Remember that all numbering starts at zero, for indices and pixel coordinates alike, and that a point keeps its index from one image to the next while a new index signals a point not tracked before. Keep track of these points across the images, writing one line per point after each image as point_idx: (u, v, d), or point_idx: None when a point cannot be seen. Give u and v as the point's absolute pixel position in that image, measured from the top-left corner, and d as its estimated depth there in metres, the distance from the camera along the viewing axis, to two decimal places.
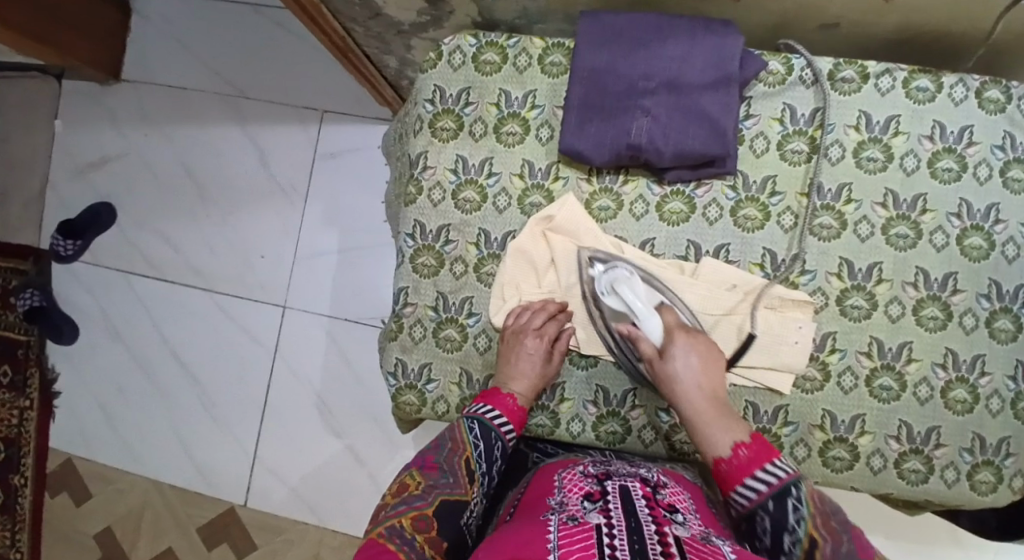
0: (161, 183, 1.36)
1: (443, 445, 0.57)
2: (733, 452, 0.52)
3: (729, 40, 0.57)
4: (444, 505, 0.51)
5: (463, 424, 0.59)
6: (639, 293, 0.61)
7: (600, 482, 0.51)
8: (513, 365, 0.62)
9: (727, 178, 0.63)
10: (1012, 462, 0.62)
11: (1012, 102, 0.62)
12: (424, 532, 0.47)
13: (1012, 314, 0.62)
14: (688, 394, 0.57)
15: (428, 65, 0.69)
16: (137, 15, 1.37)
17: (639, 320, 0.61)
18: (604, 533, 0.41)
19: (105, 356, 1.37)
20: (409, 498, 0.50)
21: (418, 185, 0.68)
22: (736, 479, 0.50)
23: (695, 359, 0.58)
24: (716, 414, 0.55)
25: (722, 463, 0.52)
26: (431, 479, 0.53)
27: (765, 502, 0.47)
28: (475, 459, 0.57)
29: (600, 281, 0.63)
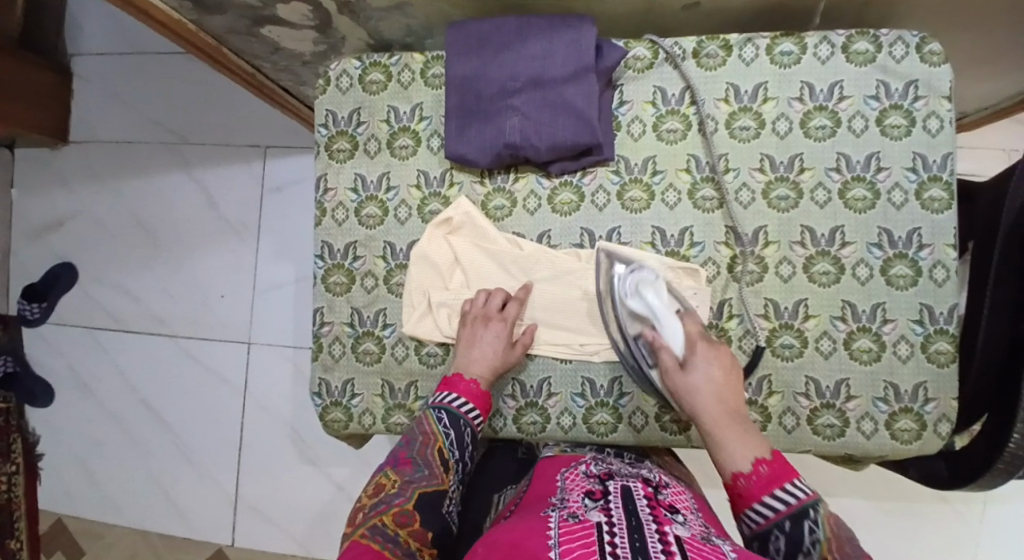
0: (116, 236, 1.39)
1: (414, 440, 0.59)
2: (754, 467, 0.50)
3: (584, 33, 0.60)
4: (422, 498, 0.54)
5: (432, 415, 0.60)
6: (663, 300, 0.60)
7: (601, 483, 0.51)
8: (475, 350, 0.62)
9: (609, 164, 0.65)
10: (933, 408, 0.63)
11: (883, 51, 0.63)
12: (407, 526, 0.51)
13: (908, 259, 0.63)
14: (708, 405, 0.55)
15: (319, 92, 0.71)
16: (76, 78, 1.40)
17: (660, 326, 0.60)
18: (604, 531, 0.40)
19: (81, 412, 1.40)
20: (388, 497, 0.53)
21: (322, 207, 0.71)
22: (756, 494, 0.49)
23: (717, 370, 0.57)
24: (736, 425, 0.54)
25: (742, 479, 0.50)
26: (406, 475, 0.55)
27: (782, 522, 0.47)
28: (447, 448, 0.58)
29: (624, 283, 0.62)
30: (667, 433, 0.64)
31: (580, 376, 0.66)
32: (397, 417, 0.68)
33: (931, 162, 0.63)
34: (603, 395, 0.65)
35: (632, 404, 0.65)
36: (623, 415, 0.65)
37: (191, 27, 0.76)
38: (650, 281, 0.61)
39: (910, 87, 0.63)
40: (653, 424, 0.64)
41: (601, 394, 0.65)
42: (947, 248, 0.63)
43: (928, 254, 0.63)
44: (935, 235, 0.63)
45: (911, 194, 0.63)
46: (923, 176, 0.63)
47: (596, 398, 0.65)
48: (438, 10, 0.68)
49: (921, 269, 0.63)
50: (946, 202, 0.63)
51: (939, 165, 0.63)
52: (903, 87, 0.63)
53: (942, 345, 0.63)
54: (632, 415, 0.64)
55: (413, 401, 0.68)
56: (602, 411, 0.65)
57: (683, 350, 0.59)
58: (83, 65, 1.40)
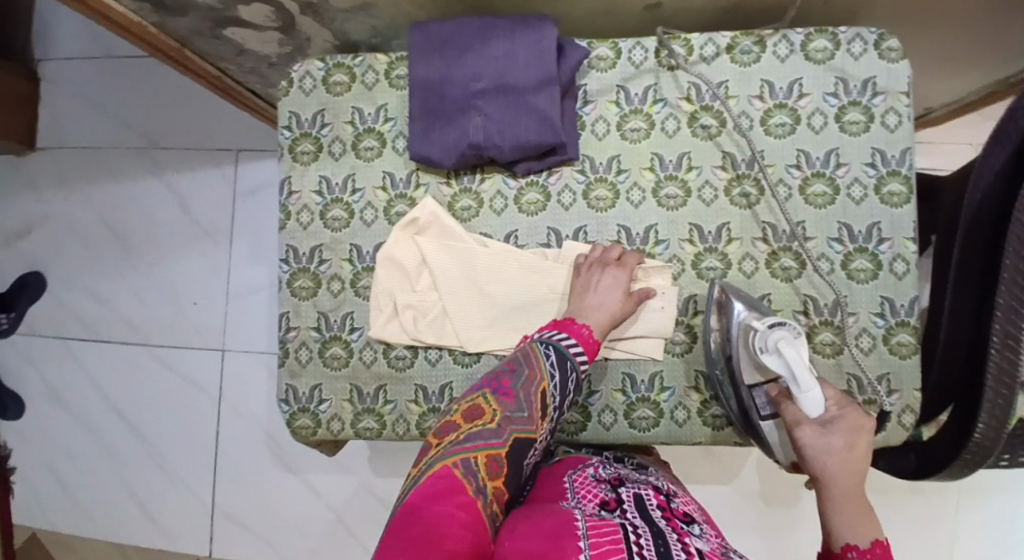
0: (86, 243, 1.37)
1: (520, 371, 0.55)
2: (871, 546, 0.47)
3: (545, 33, 0.60)
4: (514, 442, 0.51)
5: (540, 349, 0.56)
6: (803, 360, 0.55)
7: (613, 490, 0.53)
8: (591, 295, 0.60)
9: (574, 164, 0.65)
10: (896, 399, 0.64)
11: (841, 48, 0.64)
12: (495, 476, 0.48)
13: (868, 253, 0.64)
14: (836, 471, 0.54)
15: (283, 94, 0.71)
16: (43, 82, 1.38)
17: (797, 388, 0.55)
18: (629, 531, 0.42)
19: (53, 424, 1.37)
20: (482, 431, 0.51)
21: (287, 210, 0.70)
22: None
23: (853, 441, 0.55)
24: (858, 500, 0.52)
25: (852, 552, 0.48)
26: (508, 410, 0.52)
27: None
28: (551, 393, 0.55)
29: (761, 336, 0.57)
30: (636, 430, 0.64)
31: None
32: (365, 422, 0.68)
33: (890, 157, 0.64)
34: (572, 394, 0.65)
35: (601, 402, 0.65)
36: (592, 413, 0.65)
37: (153, 29, 0.75)
38: (795, 341, 0.56)
39: (868, 84, 0.64)
40: (622, 422, 0.64)
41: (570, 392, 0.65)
42: (906, 241, 0.64)
43: (888, 248, 0.64)
44: (894, 229, 0.64)
45: (870, 189, 0.64)
46: (882, 171, 0.64)
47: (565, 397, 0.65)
48: (402, 11, 0.68)
49: (881, 262, 0.64)
50: (904, 196, 0.64)
51: (898, 160, 0.64)
52: (861, 84, 0.64)
53: (903, 336, 0.63)
54: (601, 413, 0.65)
55: (382, 404, 0.67)
56: (571, 410, 0.65)
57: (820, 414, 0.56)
58: (51, 69, 1.37)
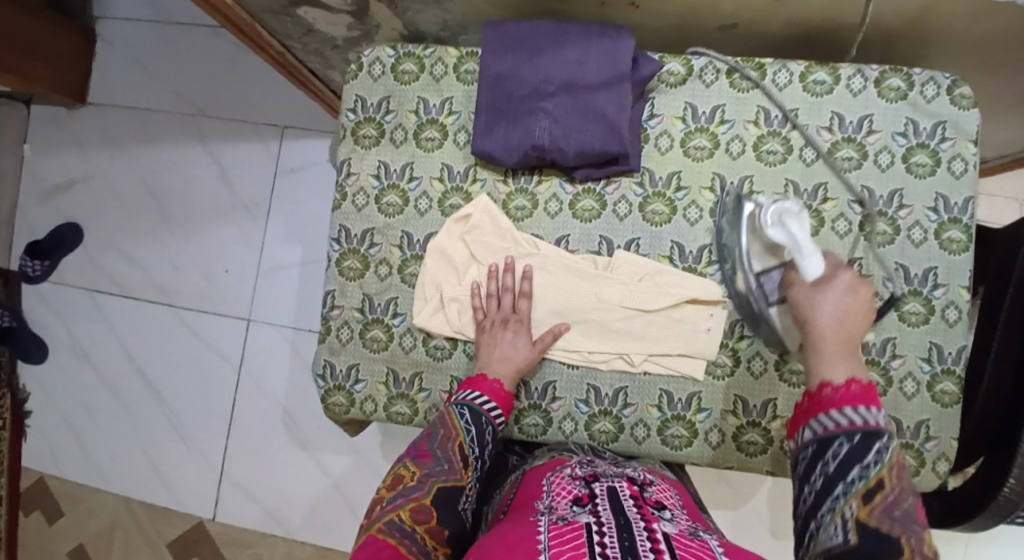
0: (127, 202, 1.39)
1: (435, 432, 0.55)
2: (846, 383, 0.46)
3: (621, 44, 0.60)
4: (441, 493, 0.50)
5: (454, 411, 0.57)
6: (806, 231, 0.55)
7: (588, 485, 0.50)
8: (496, 353, 0.62)
9: (633, 175, 0.65)
10: (933, 446, 0.63)
11: (914, 89, 0.64)
12: (424, 523, 0.47)
13: (921, 297, 0.63)
14: (825, 322, 0.51)
15: (350, 76, 0.71)
16: (101, 40, 1.40)
17: (799, 257, 0.54)
18: (593, 531, 0.40)
19: (76, 374, 1.39)
20: (405, 491, 0.49)
21: (343, 191, 0.71)
22: (838, 404, 0.45)
23: (852, 297, 0.52)
24: (846, 350, 0.49)
25: (826, 389, 0.47)
26: (426, 468, 0.51)
27: (851, 433, 0.43)
28: (469, 444, 0.55)
29: (766, 214, 0.58)
30: (667, 448, 0.64)
31: (586, 383, 0.65)
32: (398, 407, 0.68)
33: (952, 204, 0.63)
34: (606, 404, 0.65)
35: (635, 415, 0.65)
36: (625, 425, 0.65)
37: (227, 1, 0.76)
38: (799, 213, 0.56)
39: (938, 127, 0.64)
40: (654, 438, 0.64)
41: (604, 402, 0.65)
42: (960, 289, 0.63)
43: (942, 294, 0.63)
44: (950, 276, 0.63)
45: (930, 233, 0.63)
46: (943, 217, 0.63)
47: (600, 406, 0.65)
48: (476, 7, 0.68)
49: (934, 307, 0.63)
50: (963, 244, 0.63)
51: (960, 208, 0.63)
52: (931, 127, 0.64)
53: (947, 385, 0.63)
54: (634, 427, 0.65)
55: (417, 392, 0.68)
56: (604, 420, 0.65)
57: (819, 277, 0.54)
58: (109, 28, 1.40)
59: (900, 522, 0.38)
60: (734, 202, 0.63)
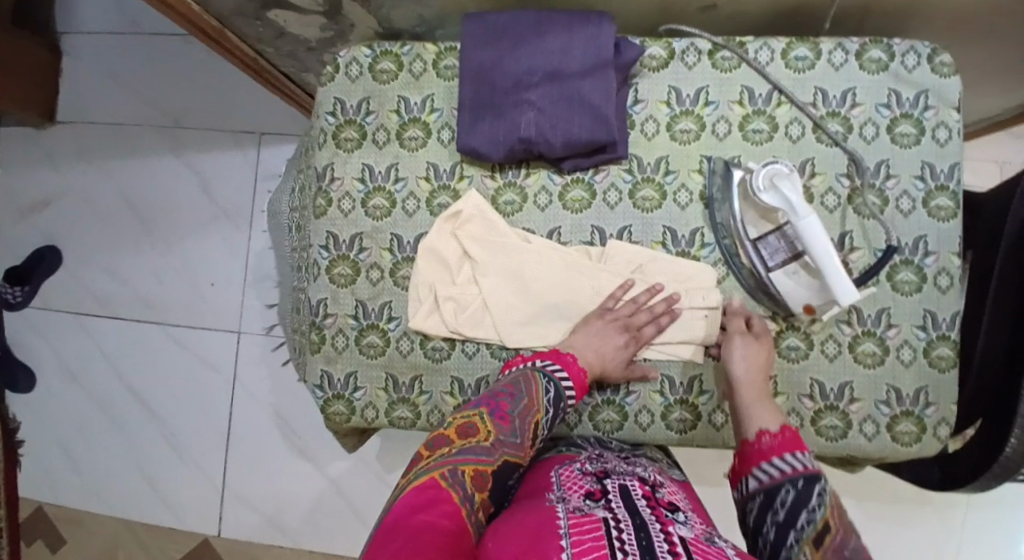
0: (106, 220, 1.36)
1: (520, 396, 0.53)
2: (781, 429, 0.52)
3: (603, 31, 0.60)
4: (504, 466, 0.49)
5: (541, 380, 0.56)
6: (801, 193, 0.55)
7: (600, 482, 0.51)
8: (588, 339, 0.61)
9: (621, 163, 0.65)
10: (932, 411, 0.64)
11: (895, 60, 0.64)
12: (482, 492, 0.46)
13: (913, 266, 0.64)
14: (745, 376, 0.57)
15: (327, 79, 0.70)
16: (66, 56, 1.37)
17: (796, 218, 0.54)
18: (610, 526, 0.40)
19: (66, 399, 1.36)
20: (475, 448, 0.48)
21: (328, 197, 0.69)
22: (777, 450, 0.50)
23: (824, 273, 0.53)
24: (763, 395, 0.56)
25: (767, 436, 0.52)
26: (501, 434, 0.50)
27: (795, 479, 0.47)
28: (543, 423, 0.54)
29: (756, 177, 0.57)
30: (672, 432, 0.64)
31: None
32: (400, 411, 0.68)
33: (938, 171, 0.64)
34: (609, 393, 0.65)
35: (638, 402, 0.65)
36: (629, 413, 0.65)
37: (196, 8, 0.74)
38: (790, 176, 0.56)
39: (921, 96, 0.64)
40: (659, 424, 0.64)
41: (607, 392, 0.65)
42: (951, 256, 0.64)
43: (933, 261, 0.64)
44: (940, 243, 0.64)
45: (918, 202, 0.64)
46: (930, 186, 0.64)
47: (603, 396, 0.65)
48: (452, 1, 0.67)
49: (925, 275, 0.64)
50: (951, 211, 0.63)
51: (947, 175, 0.64)
52: (913, 97, 0.64)
53: (943, 350, 0.64)
54: (638, 414, 0.64)
55: (417, 395, 0.67)
56: (608, 410, 0.65)
57: (815, 231, 0.53)
58: (74, 43, 1.36)
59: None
60: (722, 165, 0.63)
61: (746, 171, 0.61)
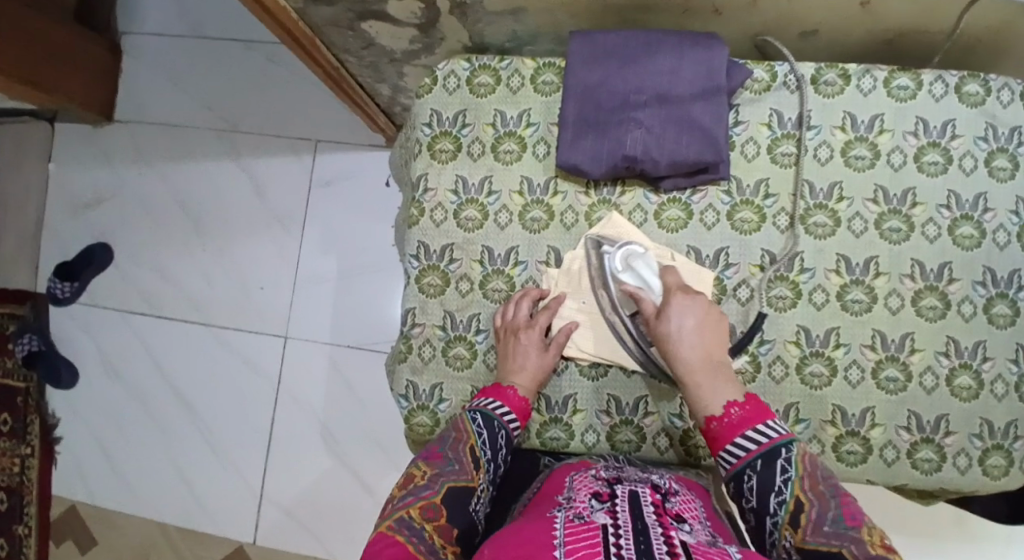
0: (156, 219, 1.37)
1: (448, 435, 0.58)
2: (727, 410, 0.54)
3: (715, 52, 0.59)
4: (451, 493, 0.52)
5: (466, 416, 0.59)
6: (653, 271, 0.62)
7: (610, 486, 0.51)
8: (512, 359, 0.63)
9: (721, 184, 0.65)
10: (1021, 444, 0.63)
11: (992, 95, 0.64)
12: (433, 522, 0.49)
13: (1008, 299, 0.63)
14: (680, 356, 0.57)
15: (424, 91, 0.71)
16: (126, 57, 1.38)
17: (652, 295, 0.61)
18: (609, 532, 0.40)
19: (106, 398, 1.36)
20: (415, 489, 0.52)
21: (420, 207, 0.70)
22: (728, 435, 0.53)
23: (691, 319, 0.58)
24: (709, 368, 0.56)
25: (714, 423, 0.54)
26: (437, 468, 0.54)
27: (754, 460, 0.50)
28: (480, 447, 0.57)
29: (614, 259, 0.63)
30: None
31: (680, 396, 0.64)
32: None
33: None
34: None
35: None
36: None
37: (293, 15, 0.75)
38: (641, 254, 0.62)
39: (1015, 132, 0.64)
40: None
41: None
42: None
43: None
44: None
45: (1014, 235, 0.63)
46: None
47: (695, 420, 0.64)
48: (551, 18, 0.68)
49: (1020, 309, 0.63)
50: None
51: None
52: (1008, 132, 0.64)
53: None
54: None
55: None
56: (700, 434, 0.64)
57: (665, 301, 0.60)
58: (135, 44, 1.38)
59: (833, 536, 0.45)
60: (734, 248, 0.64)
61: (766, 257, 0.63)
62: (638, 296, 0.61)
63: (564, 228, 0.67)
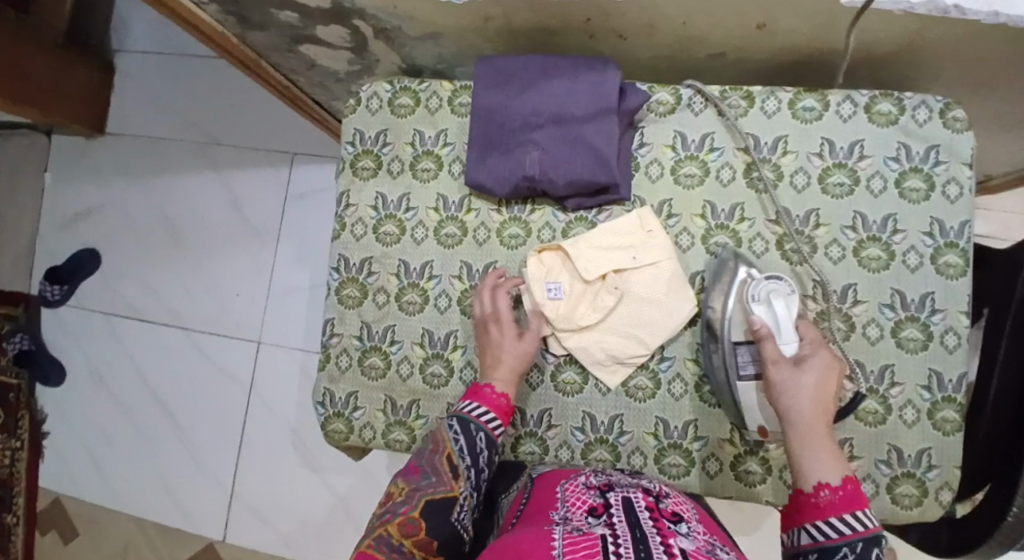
0: (142, 228, 1.43)
1: (425, 448, 0.57)
2: (842, 483, 0.49)
3: (607, 76, 0.61)
4: (428, 506, 0.51)
5: (443, 426, 0.59)
6: (789, 316, 0.57)
7: (602, 495, 0.51)
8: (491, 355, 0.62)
9: (625, 204, 0.66)
10: (935, 474, 0.62)
11: (905, 114, 0.63)
12: (410, 537, 0.49)
13: (919, 322, 0.62)
14: (810, 411, 0.52)
15: (349, 111, 0.74)
16: (118, 73, 1.45)
17: (780, 340, 0.57)
18: (607, 541, 0.40)
19: (91, 397, 1.42)
20: (394, 506, 0.52)
21: (342, 221, 0.73)
22: (838, 510, 0.48)
23: (825, 379, 0.54)
24: (829, 437, 0.52)
25: (824, 491, 0.49)
26: (414, 483, 0.54)
27: (855, 542, 0.46)
28: (458, 454, 0.56)
29: (755, 287, 0.60)
30: (665, 477, 0.64)
31: (581, 410, 0.66)
32: (396, 434, 0.69)
33: (948, 228, 0.63)
34: (602, 432, 0.65)
35: (631, 443, 0.65)
36: (622, 453, 0.65)
37: (234, 40, 0.79)
38: (784, 292, 0.58)
39: (931, 151, 0.63)
40: (651, 466, 0.65)
41: (600, 430, 0.66)
42: (959, 314, 0.62)
43: (940, 319, 0.62)
44: (947, 300, 0.62)
45: (926, 258, 0.63)
46: (939, 242, 0.63)
47: (596, 434, 0.66)
48: (469, 41, 0.70)
49: (932, 333, 0.62)
50: (960, 268, 0.62)
51: (957, 232, 0.62)
52: (923, 151, 0.63)
53: (949, 413, 0.62)
54: (631, 455, 0.65)
55: (414, 419, 0.69)
56: (600, 448, 0.66)
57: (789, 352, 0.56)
58: (127, 61, 1.45)
59: None
60: (731, 255, 0.63)
61: (751, 272, 0.61)
62: (766, 337, 0.57)
63: (476, 244, 0.69)
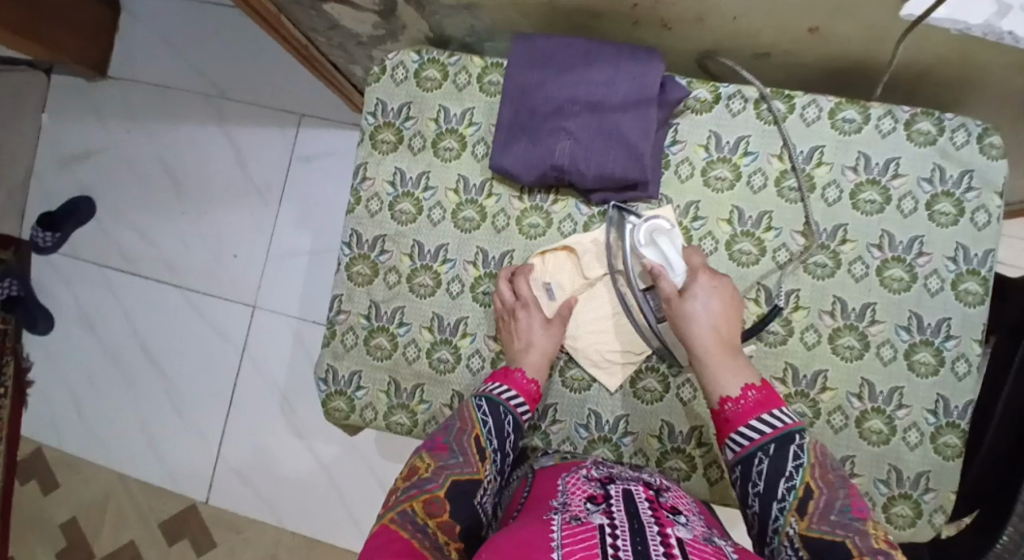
0: (140, 178, 1.39)
1: (452, 425, 0.57)
2: (743, 393, 0.53)
3: (650, 68, 0.60)
4: (455, 486, 0.51)
5: (471, 403, 0.58)
6: (676, 249, 0.61)
7: (603, 486, 0.49)
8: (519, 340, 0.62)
9: (652, 203, 0.65)
10: (931, 497, 0.62)
11: (944, 135, 0.62)
12: (436, 517, 0.48)
13: (933, 347, 0.62)
14: (704, 333, 0.56)
15: (373, 79, 0.71)
16: (123, 14, 1.39)
17: (673, 273, 0.60)
18: (606, 533, 0.38)
19: (79, 347, 1.40)
20: (419, 482, 0.51)
21: (357, 195, 0.70)
22: (743, 418, 0.52)
23: (717, 300, 0.58)
24: (728, 354, 0.56)
25: (729, 405, 0.53)
26: (442, 461, 0.53)
27: (766, 445, 0.49)
28: (485, 437, 0.56)
29: (639, 231, 0.62)
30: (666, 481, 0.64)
31: (587, 407, 0.65)
32: (398, 416, 0.68)
33: (972, 255, 0.62)
34: (607, 431, 0.65)
35: (634, 445, 0.65)
36: (624, 454, 0.65)
37: None
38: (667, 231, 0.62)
39: (965, 175, 0.62)
40: (652, 469, 0.64)
41: (605, 429, 0.65)
42: (973, 342, 0.62)
43: (954, 345, 0.62)
44: (964, 328, 0.62)
45: (947, 282, 0.62)
46: (962, 268, 0.62)
47: (600, 433, 0.65)
48: (504, 17, 0.67)
49: (944, 359, 0.62)
50: (980, 296, 0.62)
51: (980, 260, 0.62)
52: (957, 175, 0.62)
53: (951, 438, 0.62)
54: (633, 456, 0.64)
55: (417, 403, 0.67)
56: (603, 447, 0.65)
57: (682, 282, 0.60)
58: (134, 2, 1.39)
59: (838, 525, 0.44)
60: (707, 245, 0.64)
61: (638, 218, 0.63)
62: (660, 275, 0.60)
63: (494, 230, 0.67)
